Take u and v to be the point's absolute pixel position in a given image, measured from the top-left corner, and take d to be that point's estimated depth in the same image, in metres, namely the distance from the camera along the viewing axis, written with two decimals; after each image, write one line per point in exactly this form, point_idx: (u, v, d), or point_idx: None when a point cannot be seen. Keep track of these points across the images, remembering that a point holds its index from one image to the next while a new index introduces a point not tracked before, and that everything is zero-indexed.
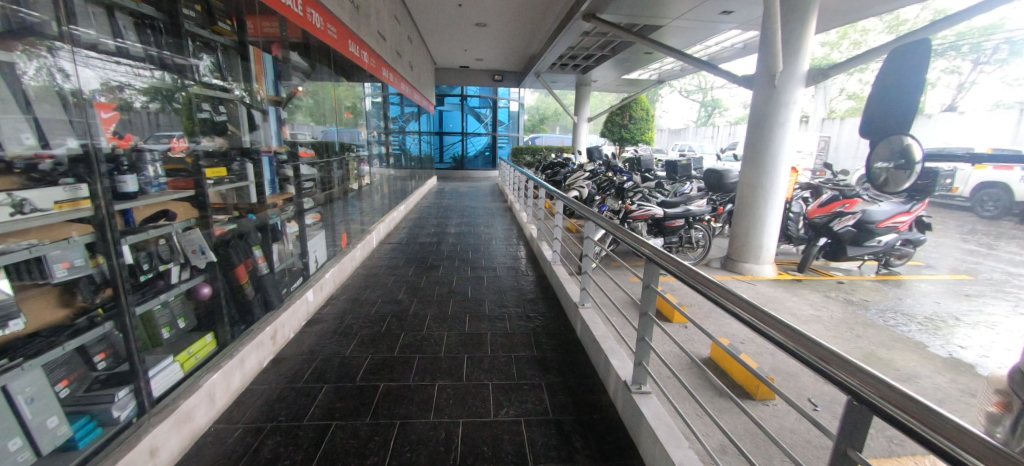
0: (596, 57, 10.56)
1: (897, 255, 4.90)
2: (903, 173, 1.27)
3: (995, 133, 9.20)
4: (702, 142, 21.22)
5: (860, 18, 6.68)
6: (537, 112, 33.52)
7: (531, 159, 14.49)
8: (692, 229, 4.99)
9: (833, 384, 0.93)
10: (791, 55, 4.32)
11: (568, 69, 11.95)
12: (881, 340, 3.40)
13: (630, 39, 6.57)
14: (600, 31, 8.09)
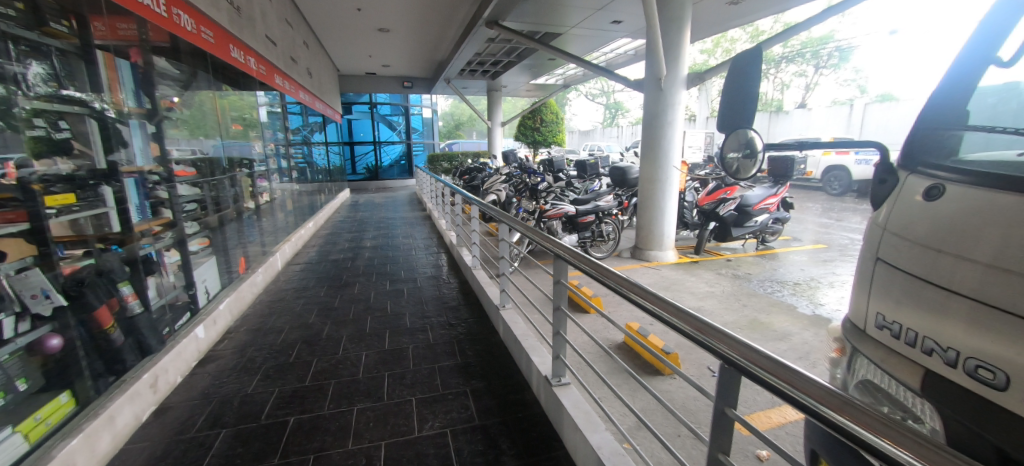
0: (503, 63, 10.78)
1: (770, 232, 5.67)
2: (750, 162, 1.39)
3: (835, 125, 11.05)
4: (609, 141, 22.68)
5: (726, 29, 7.61)
6: (451, 118, 33.37)
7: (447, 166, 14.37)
8: (602, 223, 5.31)
9: (709, 352, 1.04)
10: (672, 61, 4.79)
11: (477, 74, 12.05)
12: (762, 307, 3.91)
13: (532, 46, 6.80)
14: (505, 38, 8.25)
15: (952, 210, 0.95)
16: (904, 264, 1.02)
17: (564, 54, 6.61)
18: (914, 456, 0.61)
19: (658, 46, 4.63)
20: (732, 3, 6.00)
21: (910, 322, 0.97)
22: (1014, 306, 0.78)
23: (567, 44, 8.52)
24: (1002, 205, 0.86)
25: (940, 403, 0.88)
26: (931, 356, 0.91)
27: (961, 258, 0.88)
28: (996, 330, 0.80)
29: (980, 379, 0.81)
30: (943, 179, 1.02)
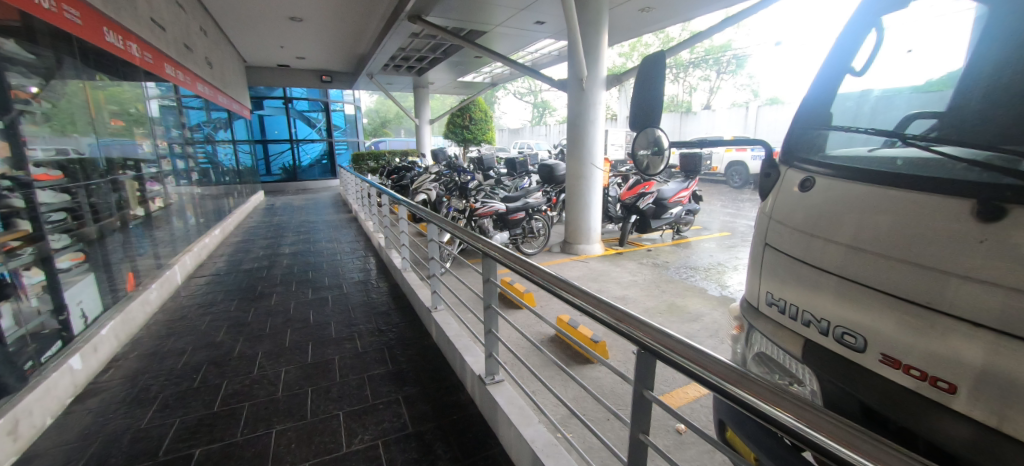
0: (429, 60, 10.53)
1: (683, 223, 6.15)
2: (658, 159, 1.47)
3: (735, 125, 12.28)
4: (538, 140, 23.16)
5: (641, 34, 8.10)
6: (375, 116, 32.02)
7: (373, 165, 13.76)
8: (533, 220, 5.40)
9: (626, 340, 1.09)
10: (592, 63, 5.00)
11: (402, 70, 11.67)
12: (678, 291, 4.24)
13: (457, 43, 6.71)
14: (429, 34, 8.05)
15: (822, 199, 1.08)
16: (787, 247, 1.14)
17: (489, 52, 6.61)
18: (795, 418, 0.70)
19: (578, 47, 4.80)
20: (645, 10, 6.38)
21: (793, 298, 1.09)
22: (869, 280, 0.91)
23: (492, 42, 8.53)
24: (859, 194, 0.99)
25: (817, 367, 1.00)
26: (809, 326, 1.04)
27: (828, 241, 1.01)
28: (857, 302, 0.92)
29: (846, 344, 0.94)
30: (814, 172, 1.16)
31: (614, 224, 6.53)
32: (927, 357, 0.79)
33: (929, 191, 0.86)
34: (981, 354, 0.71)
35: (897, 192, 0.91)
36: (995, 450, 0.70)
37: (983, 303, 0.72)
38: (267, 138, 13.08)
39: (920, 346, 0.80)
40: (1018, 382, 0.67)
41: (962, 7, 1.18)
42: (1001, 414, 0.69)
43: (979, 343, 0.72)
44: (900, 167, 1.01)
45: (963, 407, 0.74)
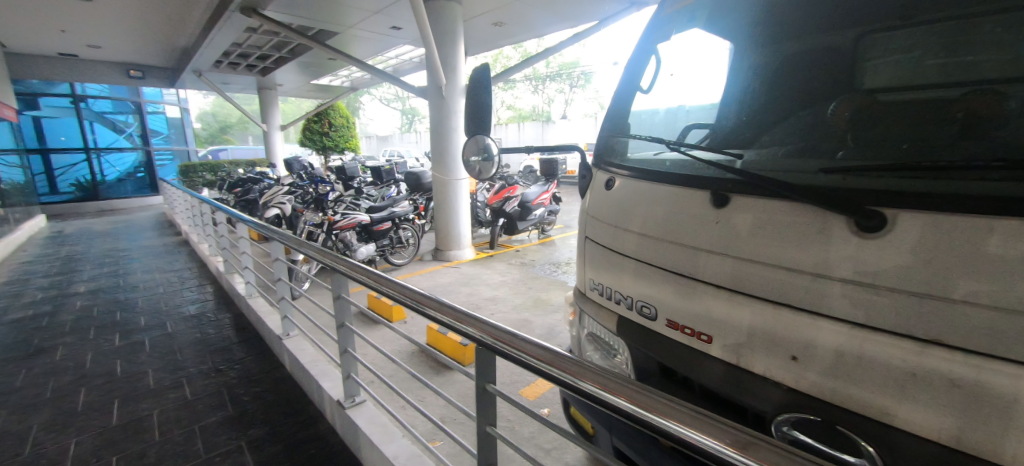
0: (273, 58, 9.38)
1: (547, 223, 6.55)
2: (487, 165, 1.56)
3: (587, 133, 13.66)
4: (408, 147, 22.44)
5: (498, 46, 8.47)
6: (208, 121, 27.30)
7: (208, 178, 11.69)
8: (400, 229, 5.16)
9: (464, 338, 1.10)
10: (451, 73, 5.02)
11: (238, 68, 10.17)
12: (543, 286, 4.55)
13: (303, 42, 6.13)
14: (269, 30, 7.17)
15: (621, 195, 1.27)
16: (600, 239, 1.31)
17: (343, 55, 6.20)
18: (594, 384, 0.78)
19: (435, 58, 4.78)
20: (497, 24, 6.69)
21: (607, 281, 1.26)
22: (654, 259, 1.10)
23: (346, 45, 8.01)
24: (645, 190, 1.18)
25: (626, 337, 1.18)
26: (619, 304, 1.21)
27: (626, 230, 1.20)
28: (648, 279, 1.11)
29: (644, 314, 1.13)
30: (614, 173, 1.36)
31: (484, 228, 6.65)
32: (692, 317, 0.99)
33: (685, 185, 1.07)
34: (724, 309, 0.93)
35: (668, 187, 1.12)
36: (738, 380, 0.91)
37: (720, 270, 0.94)
38: (49, 145, 10.12)
39: (690, 309, 1.00)
40: (747, 328, 0.89)
41: (720, 44, 1.59)
42: (739, 352, 0.91)
43: (722, 300, 0.93)
44: (668, 167, 1.20)
45: (716, 352, 0.95)
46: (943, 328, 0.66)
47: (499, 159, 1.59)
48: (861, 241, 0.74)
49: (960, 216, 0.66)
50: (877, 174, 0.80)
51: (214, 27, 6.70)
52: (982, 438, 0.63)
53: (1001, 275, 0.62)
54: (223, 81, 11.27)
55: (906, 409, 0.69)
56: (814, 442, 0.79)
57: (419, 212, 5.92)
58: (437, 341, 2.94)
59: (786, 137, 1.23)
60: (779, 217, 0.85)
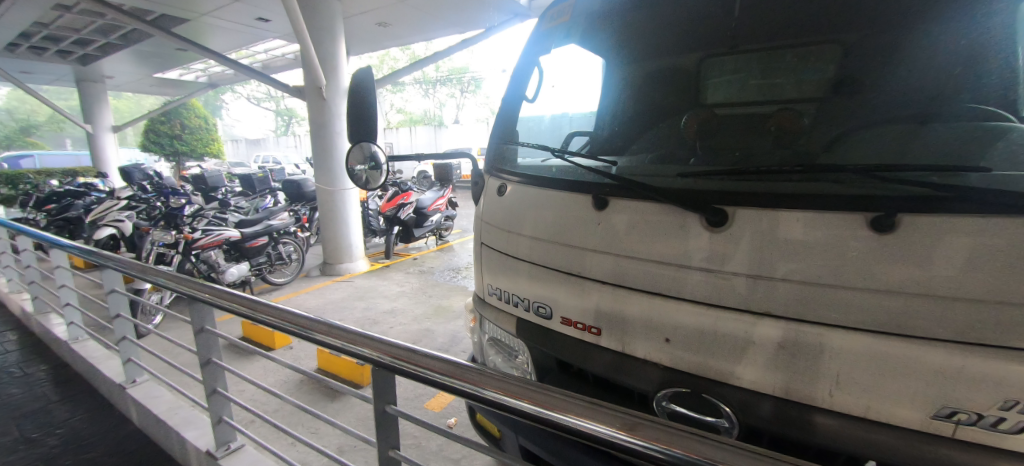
0: (100, 45, 7.80)
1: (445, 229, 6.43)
2: (376, 174, 1.51)
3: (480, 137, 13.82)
4: (285, 152, 20.42)
5: (384, 47, 8.15)
6: (7, 120, 21.75)
7: (9, 192, 9.29)
8: (279, 244, 4.67)
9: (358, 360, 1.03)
10: (333, 73, 4.69)
11: (48, 55, 8.25)
12: (444, 293, 4.50)
13: (142, 29, 5.21)
14: (92, 10, 5.93)
15: (512, 201, 1.32)
16: (495, 244, 1.35)
17: (196, 46, 5.41)
18: (495, 390, 0.80)
19: (311, 57, 4.44)
20: (381, 24, 6.43)
21: (505, 285, 1.30)
22: (546, 261, 1.16)
23: (201, 34, 6.99)
24: (534, 196, 1.24)
25: (525, 338, 1.23)
26: (517, 306, 1.26)
27: (519, 235, 1.25)
28: (542, 280, 1.17)
29: (541, 314, 1.18)
30: (505, 179, 1.40)
31: (378, 237, 6.33)
32: (582, 313, 1.07)
33: (568, 189, 1.15)
34: (609, 302, 1.02)
35: (555, 192, 1.19)
36: (622, 365, 1.00)
37: (603, 267, 1.03)
38: None
39: (580, 305, 1.08)
40: (627, 318, 0.99)
41: (592, 59, 1.71)
42: (623, 340, 1.00)
43: (606, 293, 1.03)
44: (553, 172, 1.27)
45: (604, 342, 1.04)
46: (771, 302, 0.81)
47: (388, 168, 1.52)
48: (710, 234, 0.87)
49: (777, 210, 0.82)
50: (719, 177, 0.94)
51: (9, 2, 5.35)
52: (802, 388, 0.78)
53: (804, 256, 0.78)
54: (26, 69, 9.06)
55: (750, 373, 0.83)
56: (687, 410, 0.90)
57: (302, 224, 5.41)
58: (331, 363, 2.73)
59: (655, 146, 1.43)
60: (648, 216, 0.96)
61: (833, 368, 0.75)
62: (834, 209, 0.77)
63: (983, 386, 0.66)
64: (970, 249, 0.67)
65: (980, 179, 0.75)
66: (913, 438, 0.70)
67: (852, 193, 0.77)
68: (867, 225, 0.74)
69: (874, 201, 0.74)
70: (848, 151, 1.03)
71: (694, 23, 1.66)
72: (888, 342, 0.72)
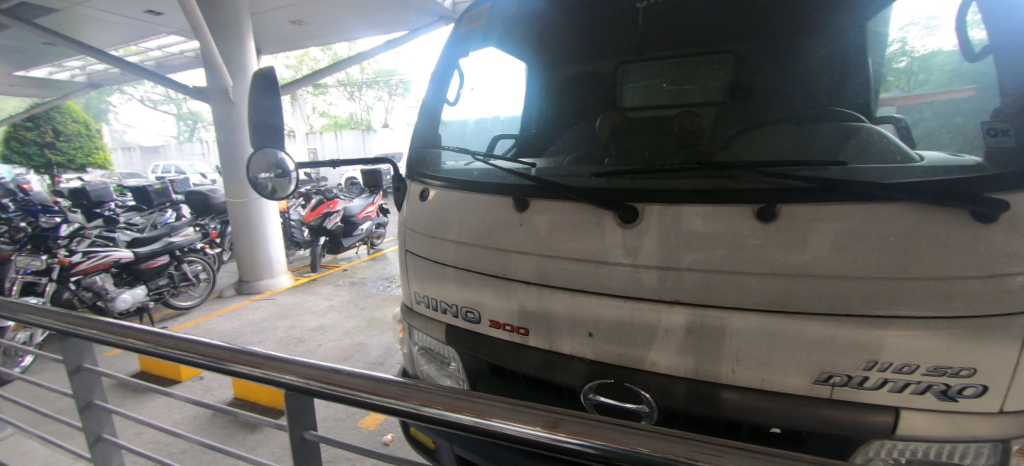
0: None
1: (376, 237, 6.15)
2: (284, 181, 1.42)
3: None
4: (190, 160, 18.42)
5: (300, 46, 7.67)
6: None
7: None
8: (183, 263, 4.17)
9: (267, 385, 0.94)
10: (240, 74, 4.28)
11: None
12: (377, 304, 4.31)
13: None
14: None
15: (435, 206, 1.30)
16: (420, 250, 1.31)
17: (69, 41, 4.71)
18: (419, 403, 0.78)
19: (214, 54, 4.04)
20: (295, 22, 6.03)
21: (432, 292, 1.27)
22: (473, 265, 1.15)
23: (74, 27, 6.10)
24: (457, 199, 1.23)
25: (455, 344, 1.20)
26: (446, 313, 1.23)
27: (444, 240, 1.23)
28: (469, 284, 1.16)
29: (470, 319, 1.17)
30: (429, 183, 1.37)
31: (302, 249, 5.92)
32: (510, 315, 1.08)
33: (491, 192, 1.15)
34: (534, 302, 1.03)
35: (477, 195, 1.18)
36: (550, 363, 1.02)
37: (527, 268, 1.05)
38: None
39: (507, 307, 1.08)
40: (553, 315, 1.01)
41: (516, 64, 1.72)
42: (550, 338, 1.02)
43: (532, 293, 1.04)
44: (475, 175, 1.26)
45: (532, 342, 1.05)
46: (679, 291, 0.87)
47: (298, 174, 1.43)
48: (625, 231, 0.92)
49: (681, 205, 0.88)
50: (631, 176, 0.99)
51: None
52: (709, 367, 0.85)
53: (704, 246, 0.85)
54: None
55: (665, 359, 0.89)
56: (611, 400, 0.94)
57: (211, 239, 4.87)
58: (250, 392, 2.49)
59: (575, 147, 1.49)
60: (568, 216, 0.99)
61: (734, 348, 0.83)
62: (728, 202, 0.85)
63: (849, 351, 0.76)
64: (835, 232, 0.77)
65: (839, 172, 0.86)
66: (800, 402, 0.79)
67: (741, 187, 0.85)
68: (754, 216, 0.82)
69: (759, 194, 0.83)
70: (741, 149, 1.14)
71: (605, 31, 1.74)
72: (776, 319, 0.80)
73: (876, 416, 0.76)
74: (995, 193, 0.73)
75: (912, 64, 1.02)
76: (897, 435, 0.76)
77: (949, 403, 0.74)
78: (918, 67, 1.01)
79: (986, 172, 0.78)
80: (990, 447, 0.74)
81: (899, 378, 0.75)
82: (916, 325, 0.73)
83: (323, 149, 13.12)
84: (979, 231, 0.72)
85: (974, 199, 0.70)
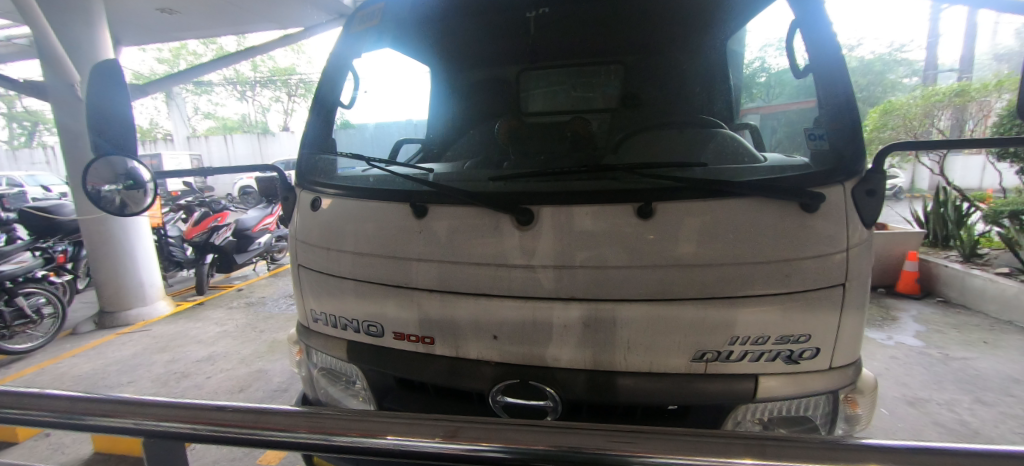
0: None
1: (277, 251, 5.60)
2: (138, 194, 1.26)
3: None
4: (28, 170, 15.11)
5: (173, 38, 6.73)
6: None
7: None
8: (18, 297, 3.38)
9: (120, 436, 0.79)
10: (87, 66, 3.53)
11: None
12: (280, 325, 3.92)
13: None
14: None
15: (329, 216, 1.21)
16: (314, 264, 1.22)
17: None
18: (310, 431, 0.72)
19: (54, 46, 3.45)
20: (164, 10, 5.27)
21: (330, 308, 1.19)
22: (372, 276, 1.10)
23: None
24: (352, 208, 1.16)
25: (357, 361, 1.13)
26: (346, 329, 1.16)
27: (341, 251, 1.15)
28: (369, 296, 1.10)
29: (374, 333, 1.11)
30: (321, 191, 1.27)
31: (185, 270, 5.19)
32: (414, 324, 1.05)
33: (387, 200, 1.11)
34: (438, 309, 1.02)
35: (373, 203, 1.13)
36: (458, 369, 1.01)
37: (429, 276, 1.03)
38: None
39: (411, 317, 1.05)
40: (458, 321, 1.00)
41: (419, 68, 1.70)
42: (455, 344, 1.01)
43: (435, 301, 1.02)
44: (370, 182, 1.21)
45: (439, 350, 1.03)
46: (574, 288, 0.92)
47: (155, 184, 1.28)
48: (521, 233, 0.94)
49: (571, 206, 0.93)
50: (526, 179, 1.02)
51: None
52: (605, 357, 0.91)
53: (594, 242, 0.91)
54: None
55: (565, 354, 0.93)
56: (517, 399, 0.95)
57: (59, 265, 4.00)
58: (117, 445, 2.09)
59: (479, 150, 1.50)
60: (466, 221, 0.99)
61: (624, 337, 0.89)
62: (613, 202, 0.91)
63: (716, 329, 0.86)
64: (701, 225, 0.87)
65: (703, 172, 0.97)
66: (681, 380, 0.88)
67: (625, 187, 0.92)
68: (634, 213, 0.89)
69: (638, 194, 0.90)
70: (627, 152, 1.24)
71: (505, 41, 1.80)
72: (658, 306, 0.88)
73: (740, 384, 0.87)
74: (816, 187, 0.88)
75: (770, 78, 1.20)
76: (757, 399, 0.87)
77: (794, 365, 0.88)
78: (774, 81, 1.18)
79: (811, 170, 0.93)
80: (825, 399, 0.89)
81: (755, 349, 0.87)
82: (763, 302, 0.86)
83: (208, 155, 11.64)
84: (807, 219, 0.86)
85: (802, 193, 0.85)
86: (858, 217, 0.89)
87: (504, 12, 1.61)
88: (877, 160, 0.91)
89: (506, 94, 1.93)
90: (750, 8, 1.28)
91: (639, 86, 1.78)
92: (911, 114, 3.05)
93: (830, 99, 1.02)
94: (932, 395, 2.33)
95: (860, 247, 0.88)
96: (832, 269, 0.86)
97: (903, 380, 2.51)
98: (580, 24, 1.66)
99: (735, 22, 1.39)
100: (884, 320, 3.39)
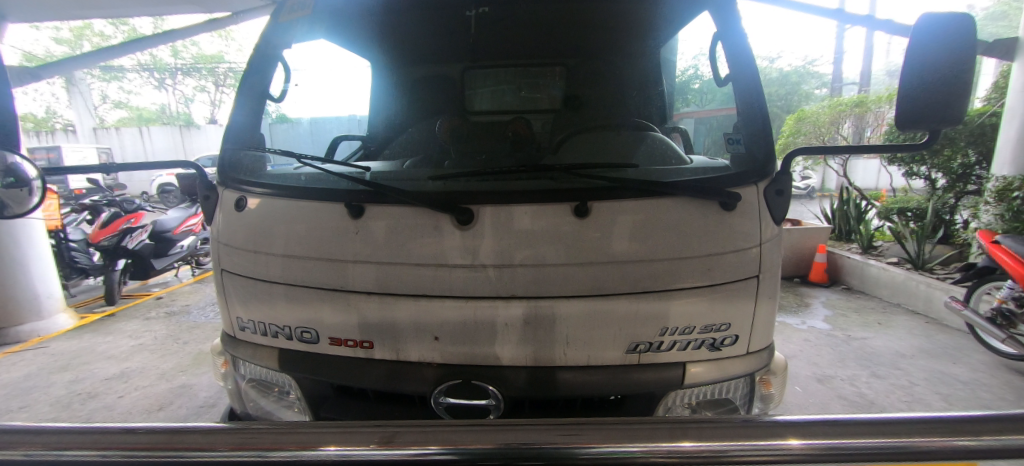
0: None
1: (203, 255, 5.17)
2: (22, 193, 1.10)
3: None
4: None
5: (72, 17, 5.98)
6: None
7: None
8: None
9: None
10: None
11: None
12: (206, 336, 3.62)
13: None
14: None
15: (255, 217, 1.14)
16: (241, 268, 1.14)
17: None
18: (235, 448, 0.67)
19: None
20: None
21: (259, 316, 1.11)
22: (305, 279, 1.05)
23: None
24: (283, 208, 1.10)
25: (290, 369, 1.07)
26: (277, 337, 1.09)
27: (270, 254, 1.09)
28: (302, 301, 1.05)
29: (308, 339, 1.05)
30: (247, 190, 1.19)
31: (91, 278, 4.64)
32: (352, 329, 1.01)
33: (321, 199, 1.06)
34: (377, 311, 0.99)
35: (305, 203, 1.07)
36: (397, 373, 0.99)
37: (366, 278, 0.99)
38: None
39: (349, 322, 1.01)
40: (398, 322, 0.98)
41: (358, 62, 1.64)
42: (396, 348, 0.99)
43: (374, 303, 0.99)
44: (302, 181, 1.14)
45: (379, 354, 1.00)
46: (514, 287, 0.93)
47: (44, 182, 1.13)
48: (461, 232, 0.94)
49: (511, 206, 0.94)
50: (466, 179, 1.02)
51: None
52: (545, 353, 0.93)
53: (534, 241, 0.92)
54: None
55: (507, 352, 0.94)
56: (459, 399, 0.95)
57: None
58: None
59: (420, 148, 1.47)
60: (405, 221, 0.97)
61: (564, 331, 0.92)
62: (552, 201, 0.93)
63: (648, 321, 0.91)
64: (633, 223, 0.91)
65: (636, 173, 1.02)
66: (617, 372, 0.92)
67: (563, 187, 0.95)
68: (571, 212, 0.92)
69: (576, 193, 0.93)
70: (568, 152, 1.27)
71: (447, 38, 1.78)
72: (595, 301, 0.91)
73: (669, 372, 0.92)
74: (733, 187, 0.96)
75: (702, 86, 1.27)
76: (685, 385, 0.93)
77: (717, 352, 0.95)
78: (706, 88, 1.26)
79: (731, 171, 1.01)
80: (743, 381, 0.97)
81: (683, 338, 0.92)
82: (690, 294, 0.91)
83: None
84: (726, 216, 0.93)
85: (722, 193, 0.91)
86: (770, 215, 0.98)
87: (445, 9, 1.60)
88: (785, 163, 1.00)
89: (450, 92, 1.91)
90: (680, 18, 1.36)
91: (581, 87, 1.82)
92: (821, 122, 3.36)
93: (747, 108, 1.11)
94: (837, 372, 2.62)
95: (771, 242, 0.97)
96: (748, 262, 0.94)
97: (814, 359, 2.80)
98: (522, 24, 1.68)
99: (667, 30, 1.47)
100: (799, 307, 3.74)
